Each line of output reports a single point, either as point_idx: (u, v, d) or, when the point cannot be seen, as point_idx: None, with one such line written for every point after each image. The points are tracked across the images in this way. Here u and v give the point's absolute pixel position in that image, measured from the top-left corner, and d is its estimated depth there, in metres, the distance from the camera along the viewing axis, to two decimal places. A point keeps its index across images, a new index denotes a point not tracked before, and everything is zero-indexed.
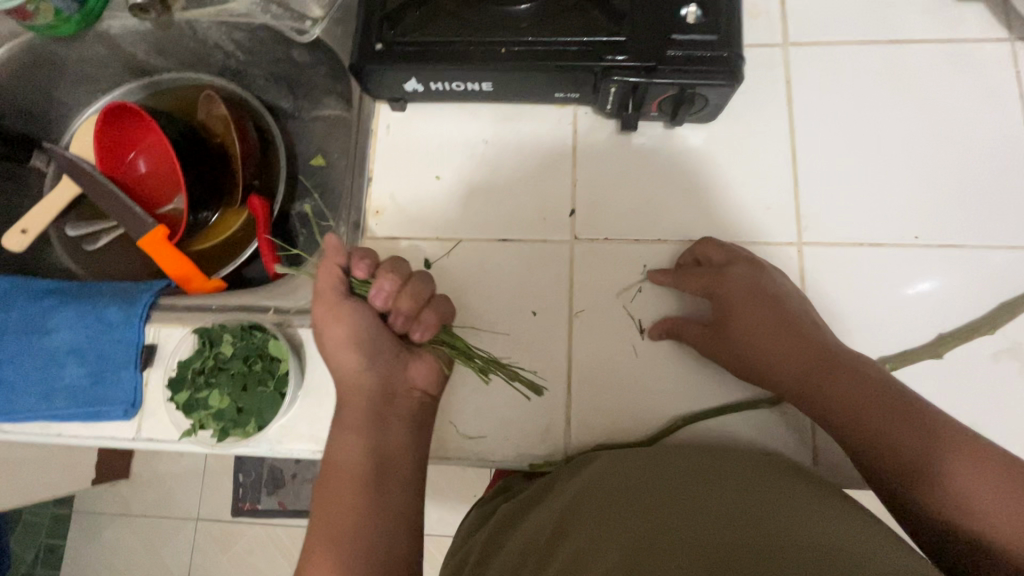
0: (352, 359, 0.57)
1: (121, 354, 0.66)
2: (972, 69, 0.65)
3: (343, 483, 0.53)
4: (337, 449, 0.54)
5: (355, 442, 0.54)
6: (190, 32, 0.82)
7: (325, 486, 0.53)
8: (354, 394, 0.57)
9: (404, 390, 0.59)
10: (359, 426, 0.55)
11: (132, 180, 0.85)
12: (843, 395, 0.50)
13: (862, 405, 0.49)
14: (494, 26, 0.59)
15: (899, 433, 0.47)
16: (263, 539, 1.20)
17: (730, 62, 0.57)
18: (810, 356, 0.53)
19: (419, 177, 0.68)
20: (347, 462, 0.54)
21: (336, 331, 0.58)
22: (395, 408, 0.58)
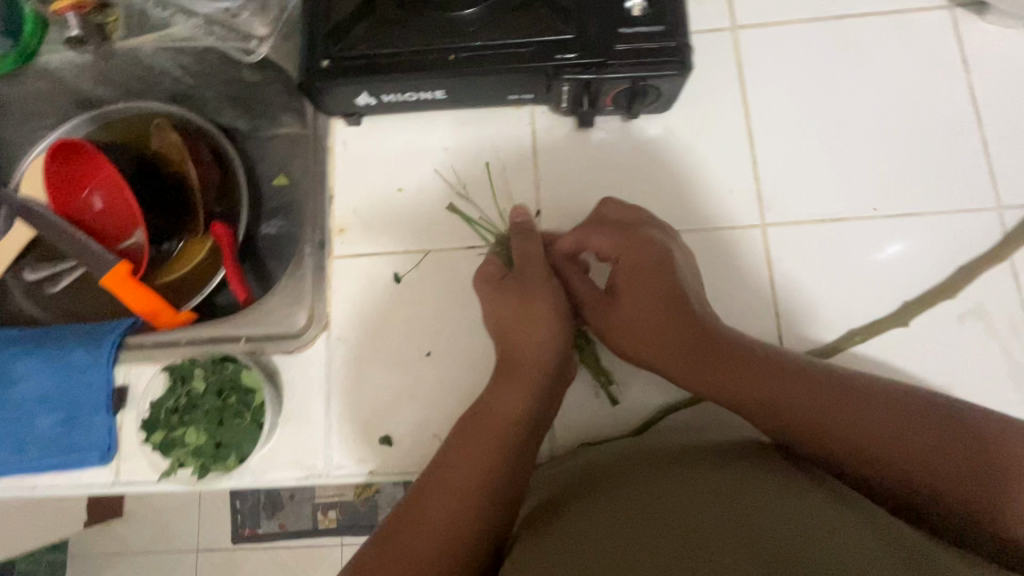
0: (542, 337, 0.57)
1: (91, 398, 0.64)
2: (917, 38, 0.66)
3: (483, 444, 0.51)
4: (497, 412, 0.53)
5: (511, 410, 0.53)
6: (134, 60, 0.79)
7: (464, 441, 0.52)
8: (538, 363, 0.56)
9: (566, 381, 0.58)
10: (522, 396, 0.54)
11: (89, 217, 0.83)
12: (789, 396, 0.49)
13: (806, 402, 0.48)
14: (441, 34, 0.59)
15: (860, 417, 0.46)
16: (268, 562, 1.19)
17: (680, 52, 0.57)
18: (751, 361, 0.52)
19: (381, 191, 0.68)
20: (494, 424, 0.52)
21: (536, 318, 0.58)
22: (559, 390, 0.58)
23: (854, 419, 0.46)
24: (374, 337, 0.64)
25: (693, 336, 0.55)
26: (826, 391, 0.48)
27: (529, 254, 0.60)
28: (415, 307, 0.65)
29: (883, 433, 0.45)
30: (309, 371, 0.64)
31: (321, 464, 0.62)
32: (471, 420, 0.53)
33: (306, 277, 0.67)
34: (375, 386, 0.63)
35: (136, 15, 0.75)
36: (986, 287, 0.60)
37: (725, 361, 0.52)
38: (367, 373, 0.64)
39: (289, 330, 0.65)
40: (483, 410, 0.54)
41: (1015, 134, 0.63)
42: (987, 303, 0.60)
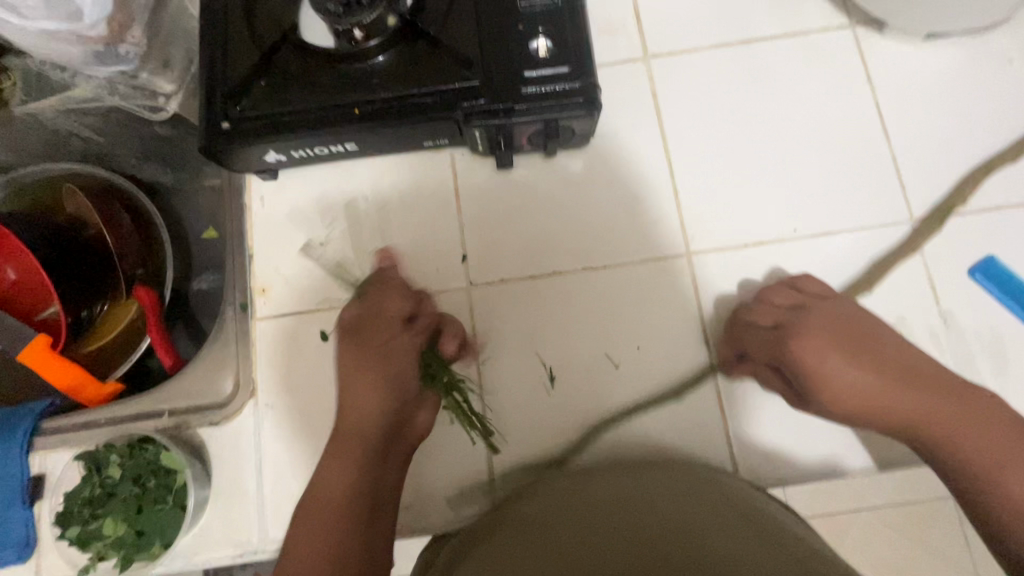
0: (376, 400, 0.56)
1: (3, 492, 0.60)
2: (822, 56, 0.67)
3: (310, 514, 0.54)
4: (325, 485, 0.55)
5: (336, 478, 0.55)
6: (36, 124, 0.76)
7: (309, 511, 0.54)
8: (364, 421, 0.56)
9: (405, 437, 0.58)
10: (347, 466, 0.55)
11: (4, 289, 0.77)
12: (895, 408, 0.53)
13: (924, 409, 0.52)
14: (344, 88, 0.57)
15: (894, 398, 0.53)
16: None
17: (586, 91, 0.57)
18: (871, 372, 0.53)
19: (302, 246, 0.66)
20: (326, 496, 0.54)
21: (371, 376, 0.57)
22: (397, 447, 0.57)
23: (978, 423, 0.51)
24: (303, 401, 0.62)
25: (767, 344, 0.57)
26: (948, 396, 0.52)
27: (380, 310, 0.59)
28: None
29: (914, 409, 0.52)
30: (236, 442, 0.61)
31: (255, 539, 0.59)
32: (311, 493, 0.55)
33: (229, 342, 0.64)
34: (306, 451, 0.61)
35: (32, 77, 0.73)
36: (908, 298, 0.61)
37: (854, 372, 0.53)
38: (298, 438, 0.61)
39: (214, 399, 0.63)
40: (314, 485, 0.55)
41: (923, 146, 0.64)
42: (909, 314, 0.61)
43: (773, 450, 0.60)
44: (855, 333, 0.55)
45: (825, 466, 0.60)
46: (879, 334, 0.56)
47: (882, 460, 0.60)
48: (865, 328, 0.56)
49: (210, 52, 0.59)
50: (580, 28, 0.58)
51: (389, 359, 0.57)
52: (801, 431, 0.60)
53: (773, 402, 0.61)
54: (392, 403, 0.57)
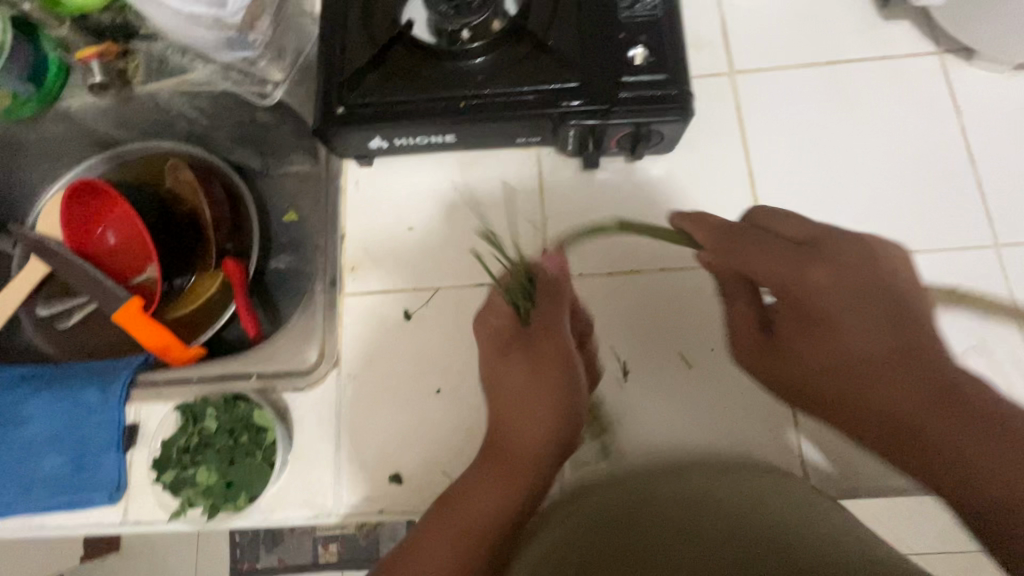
0: (557, 432, 0.55)
1: (102, 437, 0.64)
2: (908, 81, 0.68)
3: (449, 530, 0.50)
4: (471, 506, 0.52)
5: (489, 501, 0.52)
6: (152, 103, 0.82)
7: (438, 525, 0.51)
8: (517, 444, 0.55)
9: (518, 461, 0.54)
10: (498, 491, 0.52)
11: (103, 252, 0.84)
12: (884, 377, 0.45)
13: (916, 391, 0.43)
14: (451, 82, 0.62)
15: (873, 388, 0.45)
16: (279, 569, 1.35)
17: (681, 99, 0.59)
18: (863, 331, 0.47)
19: (391, 229, 0.69)
20: (469, 516, 0.51)
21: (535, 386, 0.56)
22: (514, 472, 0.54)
23: (966, 420, 0.41)
24: (383, 374, 0.65)
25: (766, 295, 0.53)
26: (945, 409, 0.42)
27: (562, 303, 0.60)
28: (422, 344, 0.65)
29: (898, 405, 0.44)
30: (317, 409, 0.64)
31: (330, 503, 0.62)
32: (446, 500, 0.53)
33: (317, 314, 0.68)
34: (383, 423, 0.63)
35: (155, 60, 0.78)
36: (990, 321, 0.61)
37: (851, 326, 0.47)
38: (376, 410, 0.64)
39: (298, 367, 0.66)
40: (460, 503, 0.52)
41: (1009, 174, 0.65)
42: (991, 338, 0.61)
43: (845, 463, 0.60)
44: (861, 290, 0.48)
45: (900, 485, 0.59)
46: (897, 319, 0.46)
47: None
48: (888, 309, 0.46)
49: (331, 43, 0.64)
50: (678, 40, 0.61)
51: (572, 390, 0.56)
52: None
53: None
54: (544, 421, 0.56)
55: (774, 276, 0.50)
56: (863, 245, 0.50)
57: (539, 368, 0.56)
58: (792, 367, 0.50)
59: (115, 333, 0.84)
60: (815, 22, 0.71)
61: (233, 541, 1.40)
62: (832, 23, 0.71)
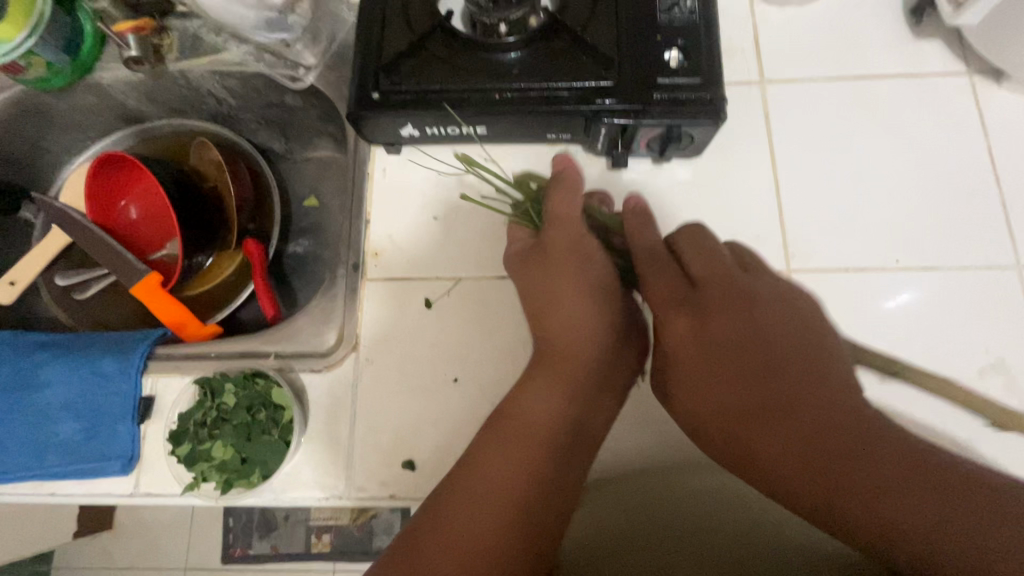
0: (590, 322, 0.56)
1: (117, 407, 0.64)
2: (936, 100, 0.69)
3: (512, 438, 0.51)
4: (529, 414, 0.52)
5: (547, 408, 0.53)
6: (183, 80, 0.83)
7: (501, 437, 0.51)
8: (573, 346, 0.55)
9: (574, 364, 0.55)
10: (558, 394, 0.53)
11: (123, 226, 0.85)
12: (757, 432, 0.45)
13: (787, 447, 0.43)
14: (487, 74, 0.62)
15: (777, 446, 0.43)
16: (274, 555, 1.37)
17: (714, 103, 0.60)
18: (742, 384, 0.48)
19: (417, 218, 0.70)
20: (530, 423, 0.52)
21: (563, 283, 0.57)
22: (570, 370, 0.54)
23: (850, 467, 0.39)
24: (401, 360, 0.65)
25: (674, 349, 0.53)
26: (846, 455, 0.40)
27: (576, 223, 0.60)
28: (442, 333, 0.66)
29: (800, 460, 0.41)
30: (334, 391, 0.64)
31: (342, 485, 0.62)
32: (500, 417, 0.53)
33: (337, 297, 0.69)
34: (400, 409, 0.64)
35: (189, 38, 0.79)
36: (1007, 342, 0.62)
37: (712, 385, 0.50)
38: (393, 395, 0.64)
39: (317, 348, 0.66)
40: (515, 412, 0.53)
41: None
42: (1008, 358, 0.61)
43: None
44: (719, 352, 0.50)
45: None
46: (781, 377, 0.47)
47: None
48: (764, 362, 0.48)
49: (368, 30, 0.65)
50: (713, 46, 0.61)
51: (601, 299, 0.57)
52: None
53: None
54: (593, 318, 0.57)
55: (668, 335, 0.54)
56: (754, 299, 0.52)
57: (582, 276, 0.58)
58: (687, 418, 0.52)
59: (132, 306, 0.85)
60: (845, 37, 0.71)
61: (227, 525, 1.40)
62: (863, 39, 0.71)
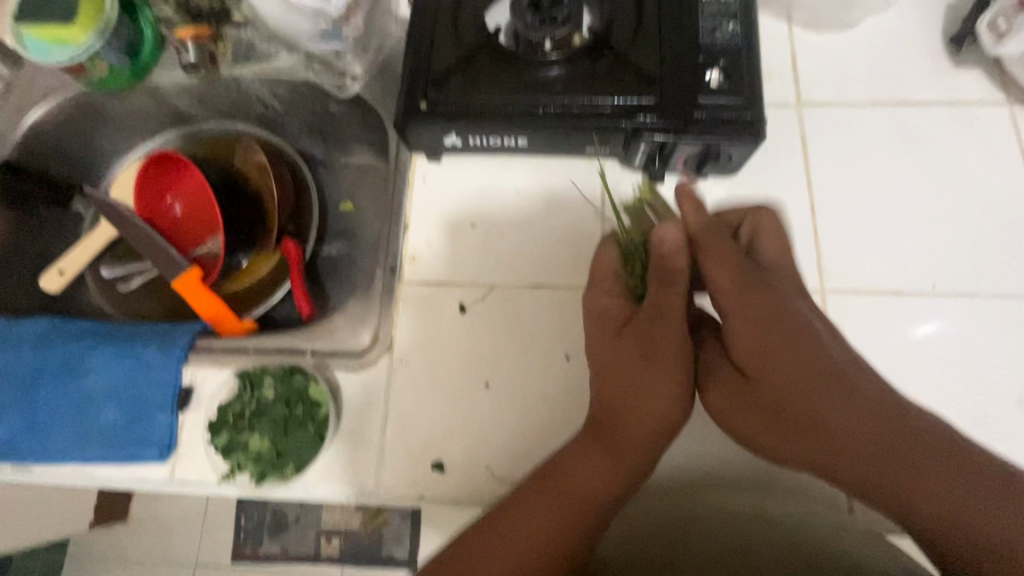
0: (606, 470, 0.53)
1: (158, 396, 0.66)
2: (975, 128, 0.69)
3: (556, 508, 0.52)
4: (519, 528, 0.51)
5: (590, 476, 0.53)
6: (234, 86, 0.86)
7: (546, 508, 0.52)
8: (553, 476, 0.54)
9: (569, 493, 0.53)
10: (607, 469, 0.53)
11: (167, 222, 0.88)
12: (786, 388, 0.52)
13: (795, 372, 0.52)
14: (532, 89, 0.64)
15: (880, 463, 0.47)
16: (283, 556, 1.37)
17: (754, 123, 0.61)
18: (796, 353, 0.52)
19: (453, 225, 0.71)
20: (570, 489, 0.53)
21: (634, 386, 0.55)
22: (567, 499, 0.53)
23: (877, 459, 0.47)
24: (435, 362, 0.66)
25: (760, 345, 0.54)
26: (878, 416, 0.49)
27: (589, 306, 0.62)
28: (475, 339, 0.67)
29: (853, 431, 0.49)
30: (368, 390, 0.65)
31: (371, 484, 0.63)
32: (459, 556, 0.51)
33: (374, 299, 0.70)
34: (431, 412, 0.65)
35: (242, 45, 0.82)
36: None
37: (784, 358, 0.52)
38: (425, 398, 0.65)
39: (353, 348, 0.67)
40: (478, 555, 0.51)
41: None
42: None
43: None
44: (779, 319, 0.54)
45: None
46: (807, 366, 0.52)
47: None
48: (787, 324, 0.54)
49: (418, 42, 0.67)
50: (754, 68, 0.63)
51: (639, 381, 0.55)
52: None
53: None
54: (592, 449, 0.55)
55: (735, 301, 0.56)
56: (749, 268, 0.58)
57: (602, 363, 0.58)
58: (764, 391, 0.53)
59: (173, 301, 0.88)
60: (885, 64, 0.72)
61: (239, 523, 1.41)
62: (902, 65, 0.72)
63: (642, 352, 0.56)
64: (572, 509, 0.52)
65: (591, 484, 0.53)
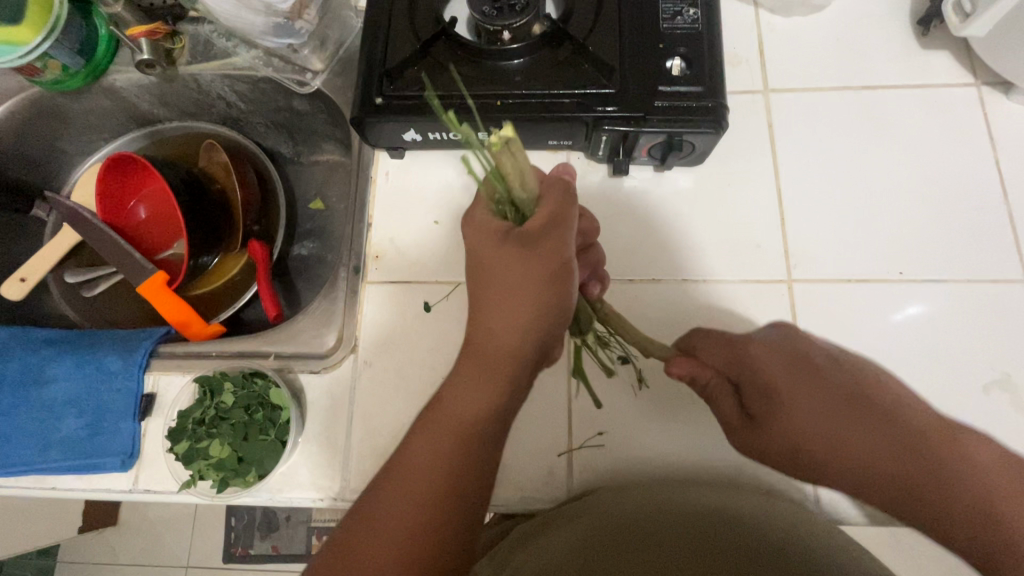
0: (472, 394, 0.45)
1: (119, 403, 0.65)
2: (943, 111, 0.68)
3: (442, 432, 0.44)
4: (413, 466, 0.43)
5: (474, 401, 0.45)
6: (194, 84, 0.84)
7: (421, 441, 0.44)
8: (438, 423, 0.45)
9: (442, 425, 0.45)
10: (485, 389, 0.45)
11: (131, 225, 0.87)
12: (845, 452, 0.48)
13: (835, 419, 0.48)
14: (490, 82, 0.63)
15: (921, 475, 0.46)
16: (274, 557, 1.37)
17: (715, 111, 0.60)
18: (823, 393, 0.50)
19: (416, 221, 0.70)
20: (454, 417, 0.45)
21: (491, 290, 0.47)
22: (438, 435, 0.44)
23: (945, 482, 0.45)
24: (400, 363, 0.65)
25: (808, 386, 0.50)
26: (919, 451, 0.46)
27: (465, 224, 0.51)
28: (440, 338, 0.66)
29: (894, 461, 0.46)
30: (332, 392, 0.65)
31: (337, 487, 0.62)
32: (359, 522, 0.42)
33: (338, 299, 0.69)
34: (396, 413, 0.64)
35: (200, 42, 0.81)
36: (1013, 358, 0.61)
37: (825, 417, 0.48)
38: (390, 398, 0.64)
39: (318, 350, 0.66)
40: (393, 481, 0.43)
41: None
42: (1013, 374, 0.60)
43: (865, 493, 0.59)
44: (812, 375, 0.51)
45: None
46: (861, 423, 0.48)
47: None
48: (808, 366, 0.51)
49: (374, 36, 0.66)
50: (716, 55, 0.61)
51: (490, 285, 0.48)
52: None
53: None
54: (476, 376, 0.46)
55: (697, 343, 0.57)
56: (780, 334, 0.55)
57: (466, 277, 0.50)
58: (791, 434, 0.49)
59: (140, 306, 0.86)
60: (852, 47, 0.71)
61: (230, 524, 1.41)
62: (871, 47, 0.71)
63: (494, 244, 0.48)
64: (454, 435, 0.44)
65: (461, 403, 0.45)
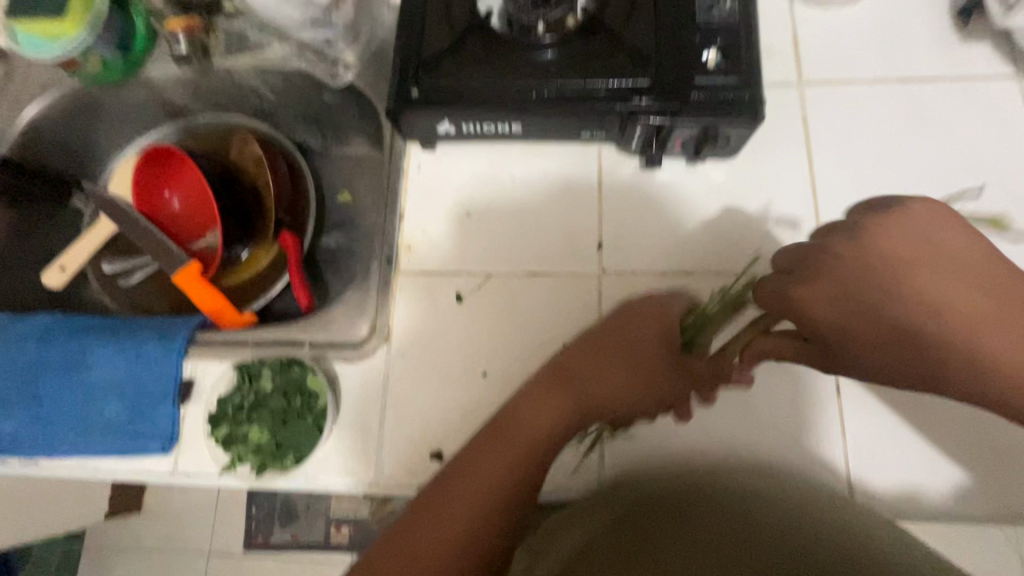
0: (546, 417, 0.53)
1: (159, 389, 0.67)
2: (983, 104, 0.67)
3: (504, 448, 0.51)
4: (472, 485, 0.49)
5: (542, 425, 0.53)
6: (227, 77, 0.86)
7: (482, 447, 0.51)
8: (518, 436, 0.52)
9: (509, 433, 0.52)
10: (554, 412, 0.53)
11: (166, 216, 0.88)
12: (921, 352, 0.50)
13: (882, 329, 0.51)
14: (526, 75, 0.63)
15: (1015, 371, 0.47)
16: (294, 545, 1.40)
17: (752, 103, 0.59)
18: (876, 308, 0.51)
19: (448, 213, 0.71)
20: (518, 443, 0.51)
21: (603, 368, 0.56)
22: (499, 440, 0.51)
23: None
24: (433, 353, 0.66)
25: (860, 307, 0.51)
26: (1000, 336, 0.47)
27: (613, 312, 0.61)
28: (472, 328, 0.67)
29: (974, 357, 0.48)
30: (366, 381, 0.66)
31: (371, 474, 0.63)
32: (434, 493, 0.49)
33: (370, 290, 0.70)
34: (429, 403, 0.65)
35: (234, 36, 0.82)
36: None
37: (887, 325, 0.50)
38: (423, 388, 0.65)
39: (351, 339, 0.67)
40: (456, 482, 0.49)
41: None
42: None
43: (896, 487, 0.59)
44: (861, 291, 0.51)
45: (942, 510, 0.58)
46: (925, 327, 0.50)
47: (1011, 514, 0.58)
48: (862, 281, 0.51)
49: (409, 29, 0.66)
50: (753, 47, 0.61)
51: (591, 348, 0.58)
52: (923, 468, 0.59)
53: (895, 434, 0.60)
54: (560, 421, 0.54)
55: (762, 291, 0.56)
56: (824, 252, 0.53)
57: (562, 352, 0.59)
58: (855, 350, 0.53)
59: (174, 296, 0.88)
60: (889, 39, 0.70)
61: (251, 512, 1.43)
62: (909, 40, 0.70)
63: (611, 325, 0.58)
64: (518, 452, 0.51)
65: (527, 420, 0.52)
